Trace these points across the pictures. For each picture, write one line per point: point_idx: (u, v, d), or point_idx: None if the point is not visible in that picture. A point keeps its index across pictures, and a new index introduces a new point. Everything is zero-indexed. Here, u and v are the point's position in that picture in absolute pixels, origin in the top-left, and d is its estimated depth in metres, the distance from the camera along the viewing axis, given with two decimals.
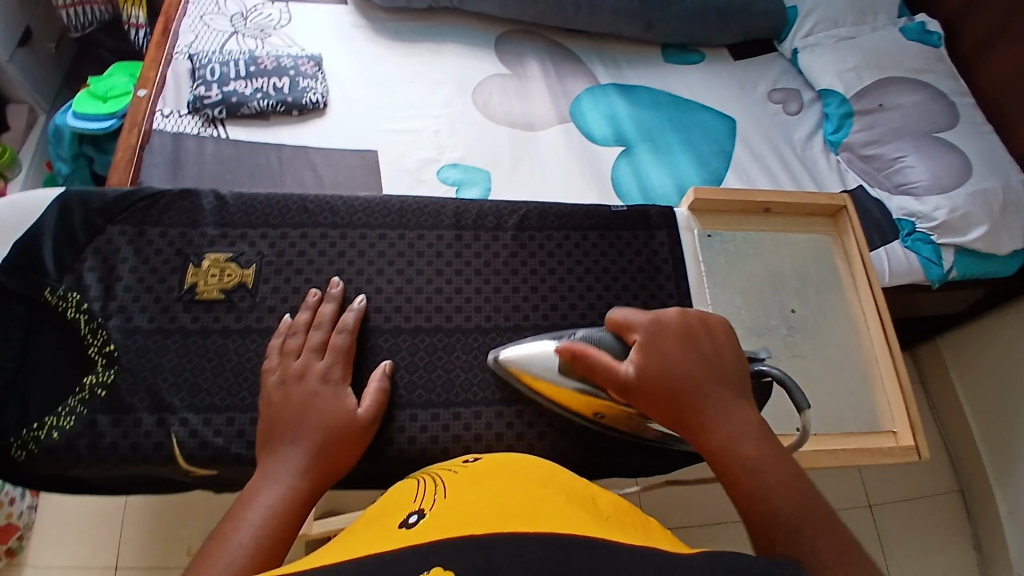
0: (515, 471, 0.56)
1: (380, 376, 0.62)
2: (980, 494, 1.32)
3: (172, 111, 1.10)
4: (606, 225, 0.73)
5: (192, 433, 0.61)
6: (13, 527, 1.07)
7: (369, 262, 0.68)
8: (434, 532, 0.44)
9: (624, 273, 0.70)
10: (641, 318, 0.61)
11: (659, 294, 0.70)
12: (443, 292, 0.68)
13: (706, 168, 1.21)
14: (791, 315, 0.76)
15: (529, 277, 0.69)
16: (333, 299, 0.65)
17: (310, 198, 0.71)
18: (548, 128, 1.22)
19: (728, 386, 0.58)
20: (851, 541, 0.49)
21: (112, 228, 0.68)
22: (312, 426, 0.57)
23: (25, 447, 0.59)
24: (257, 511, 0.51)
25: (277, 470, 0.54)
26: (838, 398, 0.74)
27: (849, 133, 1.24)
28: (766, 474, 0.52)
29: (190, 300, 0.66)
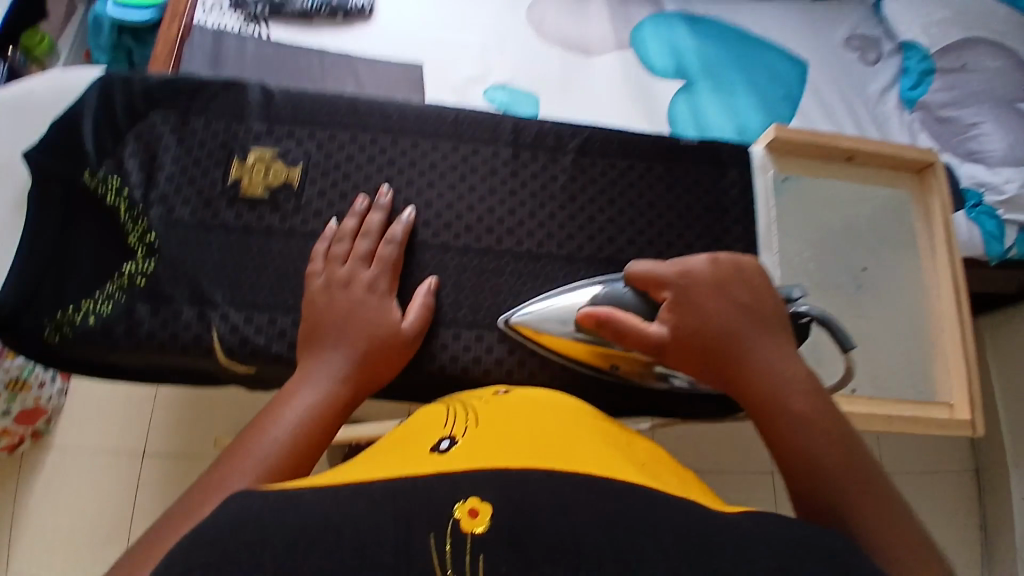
0: (549, 408, 0.53)
1: (425, 291, 0.60)
2: (995, 474, 1.30)
3: (214, 5, 1.05)
4: (675, 157, 0.67)
5: (232, 330, 0.59)
6: (41, 410, 1.09)
7: (420, 173, 0.64)
8: (469, 461, 0.42)
9: (689, 210, 0.66)
10: (669, 274, 0.58)
11: (725, 237, 0.65)
12: (495, 212, 0.64)
13: (771, 112, 1.13)
14: (863, 273, 0.73)
15: (587, 205, 0.65)
16: (381, 208, 0.62)
17: (361, 99, 0.67)
18: (604, 55, 1.14)
19: (769, 335, 0.55)
20: (889, 500, 0.47)
21: (155, 114, 0.64)
22: (356, 334, 0.55)
23: (59, 330, 0.59)
24: (296, 409, 0.50)
25: (318, 372, 0.53)
26: (896, 363, 0.73)
27: (928, 91, 1.14)
28: (808, 428, 0.49)
29: (233, 197, 0.62)
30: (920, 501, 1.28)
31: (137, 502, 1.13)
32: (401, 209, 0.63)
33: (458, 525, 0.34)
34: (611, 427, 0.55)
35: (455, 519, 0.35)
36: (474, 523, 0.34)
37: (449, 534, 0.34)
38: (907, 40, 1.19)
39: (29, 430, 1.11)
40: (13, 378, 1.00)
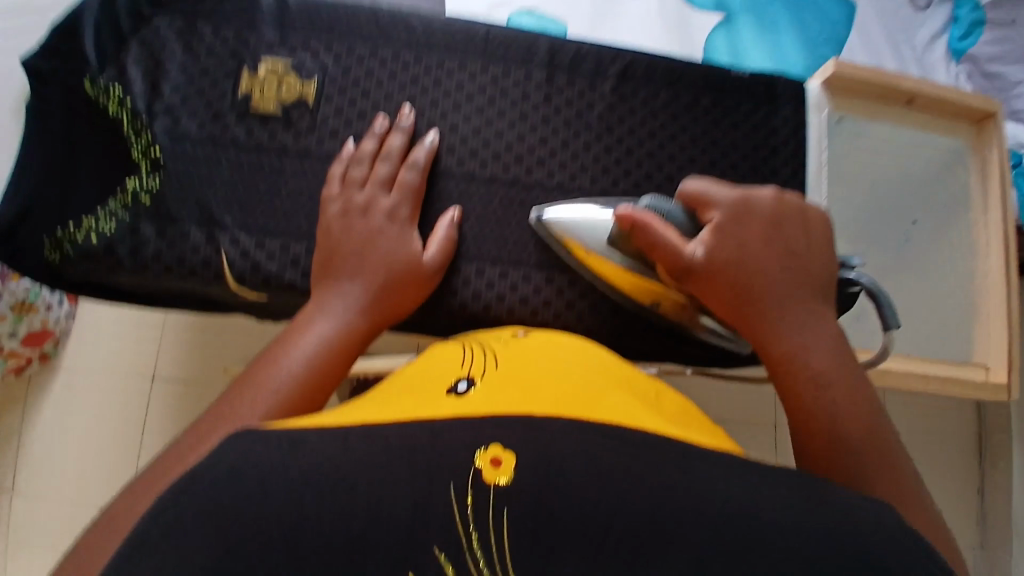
0: (574, 352, 0.50)
1: (447, 223, 0.56)
2: (998, 438, 1.28)
3: None
4: (724, 90, 0.62)
5: (243, 254, 0.56)
6: (49, 333, 1.08)
7: (446, 94, 0.59)
8: (486, 407, 0.40)
9: (736, 149, 0.61)
10: (724, 196, 0.54)
11: (772, 180, 0.61)
12: (525, 141, 0.59)
13: (814, 54, 1.05)
14: (911, 227, 0.75)
15: (625, 138, 0.60)
16: (403, 131, 0.57)
17: (383, 8, 0.60)
18: None
19: (811, 292, 0.51)
20: (906, 481, 0.44)
21: (160, 16, 0.58)
22: (375, 266, 0.52)
23: (59, 249, 0.56)
24: (308, 340, 0.48)
25: (333, 304, 0.50)
26: (932, 327, 0.75)
27: (977, 43, 1.07)
28: (833, 395, 0.46)
29: (244, 112, 0.57)
30: (922, 462, 1.27)
31: (146, 424, 1.14)
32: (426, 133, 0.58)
33: (480, 474, 0.34)
34: (638, 374, 0.52)
35: (476, 469, 0.34)
36: (497, 472, 0.34)
37: (470, 488, 0.33)
38: None
39: (37, 351, 1.09)
40: (19, 301, 0.97)
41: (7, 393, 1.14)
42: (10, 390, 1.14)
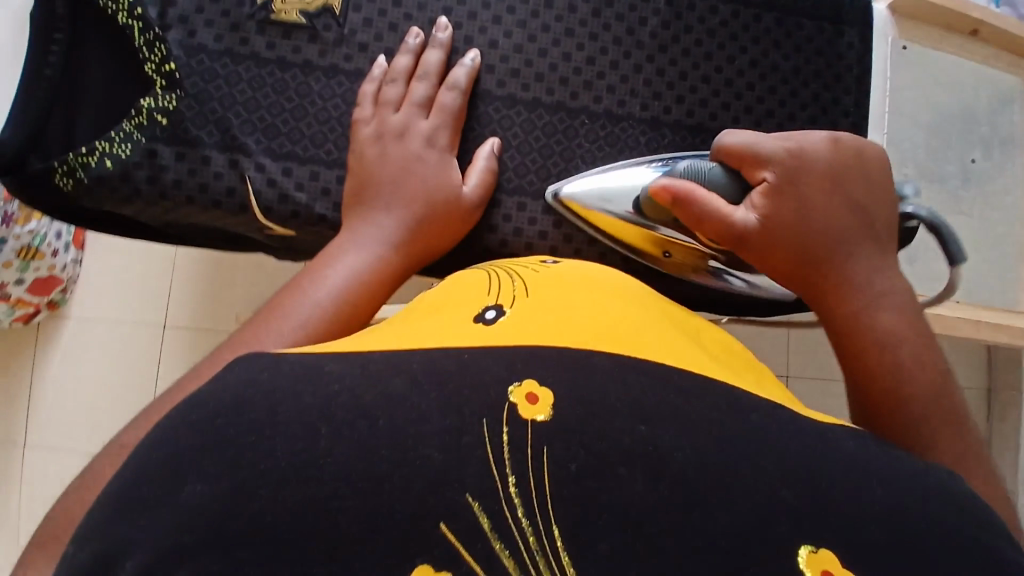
0: (609, 287, 0.43)
1: (488, 154, 0.52)
2: (1010, 395, 1.25)
3: None
4: (784, 7, 0.57)
5: (270, 183, 0.52)
6: (55, 279, 1.04)
7: (486, 7, 0.54)
8: (526, 338, 0.33)
9: (795, 73, 0.57)
10: (774, 148, 0.49)
11: (831, 109, 0.57)
12: (571, 61, 0.55)
13: None
14: (970, 165, 0.71)
15: (678, 59, 0.56)
16: (439, 47, 0.52)
17: None
18: None
19: (877, 244, 0.47)
20: (978, 452, 0.40)
21: None
22: (413, 196, 0.48)
23: (73, 176, 0.49)
24: (341, 272, 0.44)
25: (367, 236, 0.46)
26: (988, 272, 0.74)
27: None
28: (899, 353, 0.42)
29: (263, 21, 0.53)
30: None
31: (159, 372, 1.13)
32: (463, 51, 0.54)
33: (516, 410, 0.27)
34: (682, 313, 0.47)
35: (511, 404, 0.28)
36: (535, 409, 0.28)
37: (506, 423, 0.27)
38: None
39: (46, 300, 1.08)
40: (22, 245, 0.93)
41: (18, 340, 1.14)
42: (22, 337, 1.14)
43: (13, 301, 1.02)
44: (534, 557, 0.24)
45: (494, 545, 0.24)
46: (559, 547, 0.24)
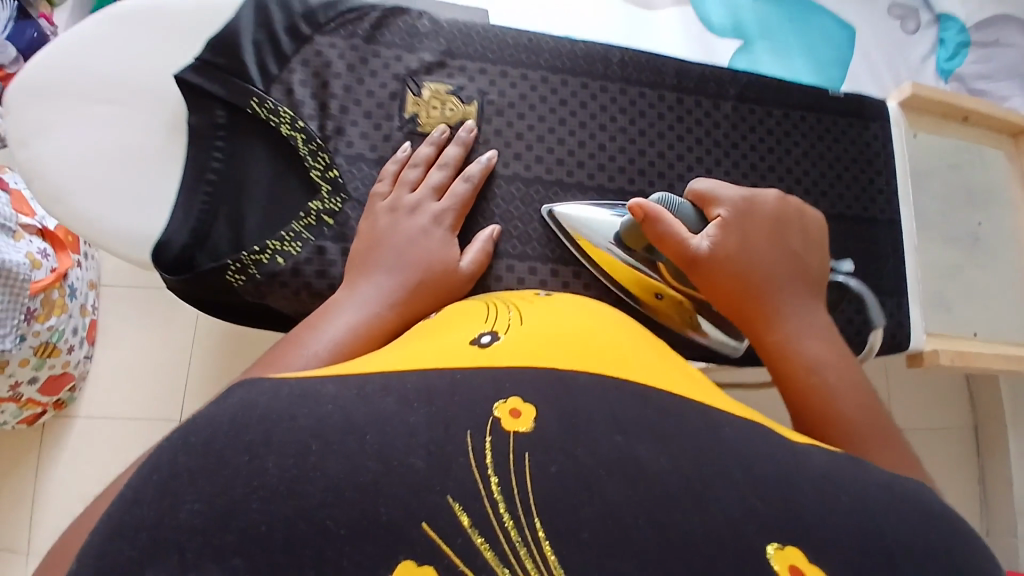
0: (582, 316, 0.49)
1: (486, 238, 0.62)
2: (995, 429, 1.32)
3: None
4: (812, 105, 0.77)
5: None
6: (68, 376, 1.24)
7: (598, 119, 0.70)
8: (511, 359, 0.40)
9: (835, 160, 0.77)
10: (729, 196, 0.62)
11: (846, 195, 0.76)
12: (666, 157, 0.71)
13: (822, 73, 1.20)
14: (977, 227, 0.88)
15: (747, 151, 0.74)
16: (457, 142, 0.64)
17: (531, 35, 0.71)
18: (663, 8, 1.20)
19: (805, 288, 0.57)
20: (902, 457, 0.46)
21: (321, 39, 0.65)
22: (413, 262, 0.57)
23: (244, 272, 0.60)
24: (335, 327, 0.49)
25: (366, 295, 0.53)
26: (998, 312, 0.86)
27: (962, 64, 1.24)
28: (829, 373, 0.50)
29: (413, 133, 0.65)
30: (923, 457, 1.30)
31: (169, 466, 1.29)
32: (585, 154, 0.69)
33: (500, 424, 0.33)
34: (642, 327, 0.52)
35: (495, 419, 0.34)
36: (517, 422, 0.33)
37: (490, 432, 0.33)
38: (944, 12, 1.25)
39: (53, 399, 1.25)
40: (43, 343, 1.14)
41: (23, 441, 1.29)
42: (28, 440, 1.29)
43: (24, 401, 1.19)
44: (514, 547, 0.30)
45: (473, 538, 0.29)
46: (540, 536, 0.30)
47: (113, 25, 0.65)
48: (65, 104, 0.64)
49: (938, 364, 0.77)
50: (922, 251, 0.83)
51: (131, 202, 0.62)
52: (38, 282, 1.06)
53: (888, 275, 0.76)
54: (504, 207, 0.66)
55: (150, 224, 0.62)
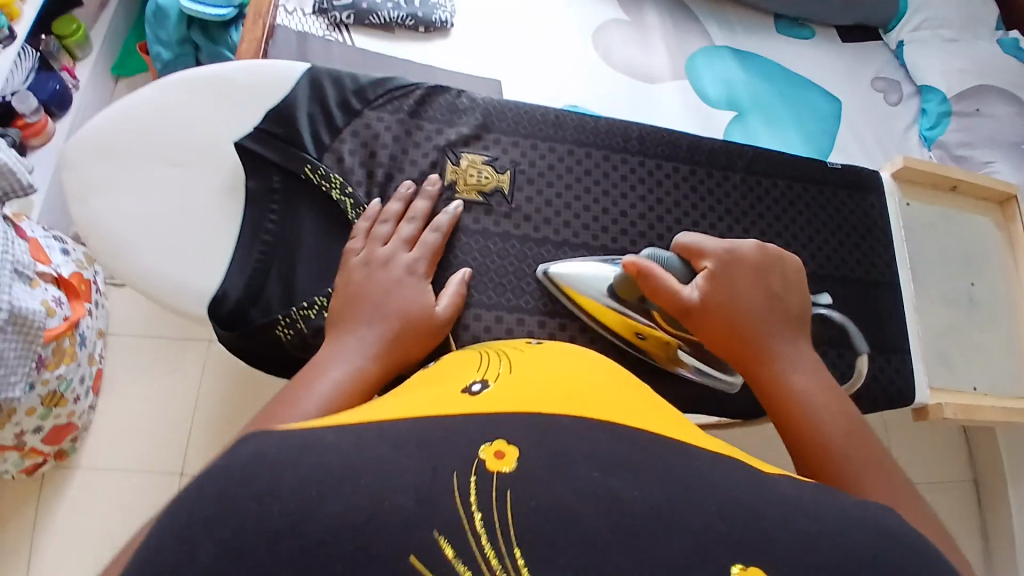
0: (548, 364, 0.53)
1: (459, 281, 0.67)
2: (994, 483, 1.34)
3: (296, 9, 1.21)
4: (814, 178, 0.85)
5: (466, 328, 0.68)
6: (72, 425, 1.28)
7: (618, 187, 0.77)
8: (496, 405, 0.43)
9: (836, 228, 0.83)
10: (715, 247, 0.66)
11: (848, 260, 0.82)
12: (681, 223, 0.77)
13: (812, 142, 1.28)
14: (971, 288, 0.94)
15: (756, 219, 0.80)
16: (427, 195, 0.70)
17: (557, 112, 0.79)
18: (663, 83, 1.30)
19: (787, 330, 0.63)
20: (894, 478, 0.52)
21: (370, 112, 0.73)
22: (389, 313, 0.61)
23: (292, 326, 0.65)
24: (324, 382, 0.53)
25: (349, 349, 0.57)
26: (996, 369, 0.91)
27: (945, 131, 1.33)
28: (817, 407, 0.56)
29: (451, 198, 0.72)
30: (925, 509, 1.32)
31: None
32: (608, 219, 0.76)
33: (484, 465, 0.36)
34: (616, 369, 0.57)
35: (481, 460, 0.36)
36: (500, 463, 0.36)
37: (474, 473, 0.35)
38: (927, 84, 1.37)
39: (54, 449, 1.28)
40: (52, 391, 1.18)
41: (24, 490, 1.31)
42: (27, 488, 1.31)
43: (26, 450, 1.21)
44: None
45: (458, 568, 0.31)
46: (519, 563, 0.32)
47: (177, 96, 0.71)
48: (132, 164, 0.70)
49: (943, 418, 0.82)
50: (924, 310, 0.89)
51: (189, 257, 0.68)
52: (51, 329, 1.11)
53: (892, 333, 0.81)
54: (536, 269, 0.72)
55: (205, 278, 0.67)
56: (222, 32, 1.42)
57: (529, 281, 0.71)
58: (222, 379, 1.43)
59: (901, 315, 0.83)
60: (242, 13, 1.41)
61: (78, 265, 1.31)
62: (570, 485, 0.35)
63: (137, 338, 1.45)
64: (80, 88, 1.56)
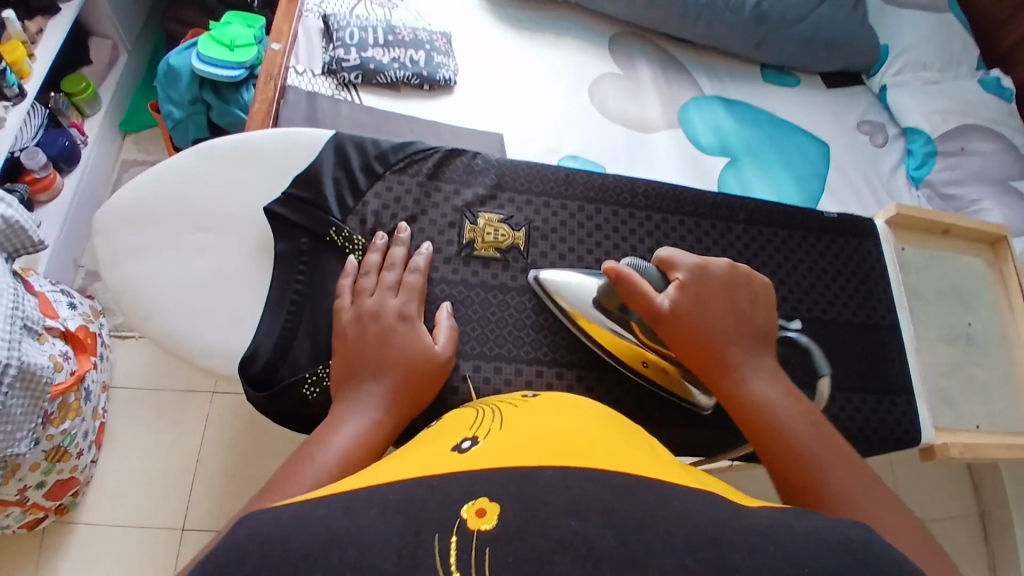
0: (530, 414, 0.57)
1: (447, 315, 0.70)
2: (1002, 517, 1.35)
3: (305, 69, 1.27)
4: (811, 226, 0.89)
5: (485, 380, 0.71)
6: (73, 480, 1.28)
7: (627, 240, 0.82)
8: (486, 461, 0.47)
9: (836, 274, 0.87)
10: (687, 262, 0.70)
11: (849, 305, 0.86)
12: None
13: (805, 189, 1.33)
14: (969, 328, 0.97)
15: (759, 267, 0.84)
16: (402, 243, 0.73)
17: (567, 172, 0.84)
18: (658, 133, 1.35)
19: (751, 339, 0.66)
20: (853, 471, 0.57)
21: (391, 176, 0.79)
22: (394, 362, 0.63)
23: (318, 384, 0.68)
24: (342, 438, 0.56)
25: (361, 404, 0.60)
26: (997, 405, 0.93)
27: (932, 171, 1.38)
28: (779, 408, 0.60)
29: (469, 254, 0.76)
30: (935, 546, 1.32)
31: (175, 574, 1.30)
32: None
33: (466, 524, 0.39)
34: (604, 415, 0.60)
35: (463, 520, 0.39)
36: (481, 521, 0.39)
37: (455, 532, 0.38)
38: (912, 126, 1.43)
39: (56, 504, 1.27)
40: (56, 446, 1.19)
41: (22, 547, 1.30)
42: (28, 544, 1.30)
43: (29, 505, 1.20)
44: None
45: None
46: None
47: (209, 167, 0.78)
48: (168, 231, 0.75)
49: (950, 457, 0.83)
50: (923, 349, 0.92)
51: (218, 319, 0.72)
52: (58, 383, 1.12)
53: (894, 374, 0.84)
54: (552, 319, 0.76)
55: (237, 338, 0.71)
56: (233, 91, 1.46)
57: (546, 331, 0.75)
58: (230, 432, 1.44)
59: (903, 357, 0.85)
60: (252, 73, 1.47)
61: (84, 318, 1.33)
62: (601, 538, 0.38)
63: (144, 391, 1.46)
64: (89, 144, 1.59)
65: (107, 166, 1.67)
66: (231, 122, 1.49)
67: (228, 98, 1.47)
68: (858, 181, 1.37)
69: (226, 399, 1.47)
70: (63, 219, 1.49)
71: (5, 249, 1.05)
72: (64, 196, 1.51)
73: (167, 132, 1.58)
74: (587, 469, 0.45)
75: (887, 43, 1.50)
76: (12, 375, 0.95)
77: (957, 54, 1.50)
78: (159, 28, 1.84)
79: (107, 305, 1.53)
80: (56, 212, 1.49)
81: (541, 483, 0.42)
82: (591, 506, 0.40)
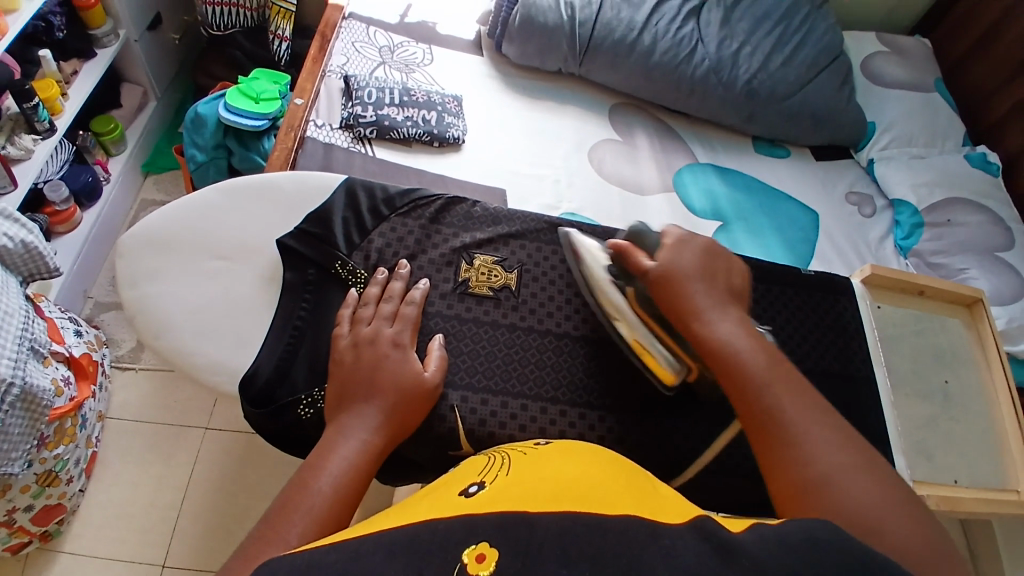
0: (542, 460, 0.61)
1: (440, 345, 0.75)
2: None
3: (323, 122, 1.36)
4: (790, 282, 0.95)
5: (472, 411, 0.75)
6: (61, 507, 1.28)
7: None
8: (492, 504, 0.51)
9: (813, 327, 0.92)
10: (676, 232, 0.75)
11: (826, 357, 0.90)
12: None
13: (794, 252, 1.39)
14: (946, 384, 1.00)
15: None
16: (401, 278, 0.79)
17: (558, 221, 0.90)
18: (653, 194, 1.43)
19: (726, 294, 0.70)
20: (808, 402, 0.61)
21: (394, 218, 0.85)
22: (388, 388, 0.67)
23: (312, 405, 0.72)
24: (336, 461, 0.60)
25: (356, 427, 0.64)
26: (975, 462, 0.95)
27: (919, 241, 1.44)
28: (739, 344, 0.65)
29: (463, 292, 0.82)
30: None
31: None
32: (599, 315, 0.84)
33: (465, 568, 0.43)
34: (605, 458, 0.63)
35: (463, 563, 0.43)
36: (480, 566, 0.43)
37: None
38: (899, 197, 1.50)
39: (42, 530, 1.28)
40: (47, 471, 1.21)
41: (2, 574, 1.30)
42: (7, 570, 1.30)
43: (15, 529, 1.21)
44: None
45: None
46: None
47: (230, 202, 0.85)
48: (184, 256, 0.81)
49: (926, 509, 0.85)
50: (900, 403, 0.95)
51: (223, 340, 0.77)
52: (57, 408, 1.15)
53: (870, 428, 0.87)
54: (539, 356, 0.80)
55: (238, 359, 0.76)
56: (256, 140, 1.56)
57: (533, 367, 0.79)
58: (221, 467, 1.46)
59: (879, 411, 0.88)
60: (275, 124, 1.57)
61: (88, 346, 1.38)
62: None
63: (139, 423, 1.49)
64: (111, 181, 1.68)
65: (126, 203, 1.76)
66: (251, 168, 1.58)
67: (250, 147, 1.56)
68: (845, 246, 1.43)
69: (221, 435, 1.50)
70: (77, 250, 1.56)
71: (21, 273, 1.11)
72: (81, 228, 1.59)
73: (187, 174, 1.66)
74: (580, 513, 0.48)
75: (874, 120, 1.60)
76: (14, 394, 0.98)
77: (941, 130, 1.58)
78: (188, 79, 1.98)
79: (113, 335, 1.58)
80: (72, 243, 1.56)
81: (526, 524, 0.46)
82: (567, 545, 0.44)
